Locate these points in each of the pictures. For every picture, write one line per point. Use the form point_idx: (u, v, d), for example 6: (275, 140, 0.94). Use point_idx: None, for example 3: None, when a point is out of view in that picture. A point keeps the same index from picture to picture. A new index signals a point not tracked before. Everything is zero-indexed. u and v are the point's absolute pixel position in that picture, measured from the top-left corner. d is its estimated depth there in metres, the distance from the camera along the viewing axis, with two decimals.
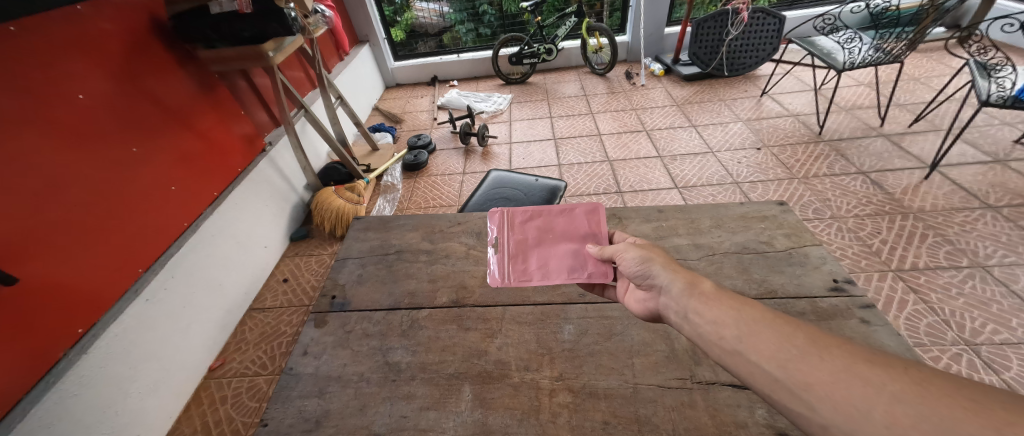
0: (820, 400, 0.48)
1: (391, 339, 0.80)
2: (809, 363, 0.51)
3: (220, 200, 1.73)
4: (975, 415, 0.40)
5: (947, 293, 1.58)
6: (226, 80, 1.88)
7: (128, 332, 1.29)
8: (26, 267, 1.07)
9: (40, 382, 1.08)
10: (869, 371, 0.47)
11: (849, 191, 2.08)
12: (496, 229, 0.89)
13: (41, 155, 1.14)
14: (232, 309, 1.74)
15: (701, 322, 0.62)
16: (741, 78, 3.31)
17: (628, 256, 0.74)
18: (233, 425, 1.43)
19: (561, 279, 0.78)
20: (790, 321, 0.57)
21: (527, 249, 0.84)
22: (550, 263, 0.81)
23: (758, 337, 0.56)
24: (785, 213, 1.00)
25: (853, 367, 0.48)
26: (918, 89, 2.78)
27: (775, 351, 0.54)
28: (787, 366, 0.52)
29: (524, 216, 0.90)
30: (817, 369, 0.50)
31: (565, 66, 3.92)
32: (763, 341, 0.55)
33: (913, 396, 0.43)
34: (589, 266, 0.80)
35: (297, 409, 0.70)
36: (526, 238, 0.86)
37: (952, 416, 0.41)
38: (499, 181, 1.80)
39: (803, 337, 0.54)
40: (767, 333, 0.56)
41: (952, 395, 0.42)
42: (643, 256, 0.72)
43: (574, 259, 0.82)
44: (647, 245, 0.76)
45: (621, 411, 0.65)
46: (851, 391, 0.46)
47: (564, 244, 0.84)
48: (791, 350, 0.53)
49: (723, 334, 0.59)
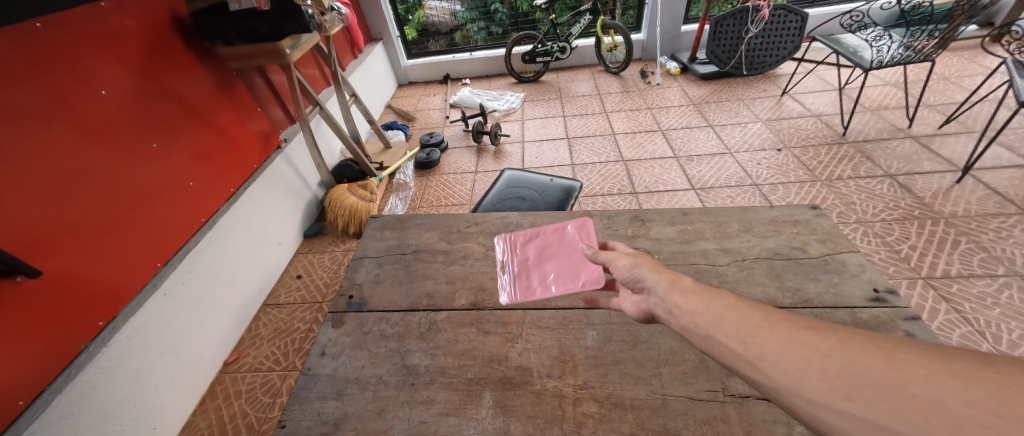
0: (772, 367, 0.45)
1: (409, 342, 0.78)
2: (766, 335, 0.48)
3: (236, 197, 1.74)
4: (888, 360, 0.40)
5: (982, 303, 1.50)
6: (244, 78, 1.89)
7: (148, 325, 1.31)
8: (50, 259, 1.09)
9: (62, 373, 1.09)
10: (806, 335, 0.46)
11: (875, 195, 2.01)
12: (503, 252, 0.94)
13: (64, 149, 1.15)
14: (247, 304, 1.75)
15: (679, 313, 0.57)
16: (760, 77, 3.22)
17: (617, 264, 0.69)
18: (248, 420, 1.44)
19: (555, 291, 0.78)
20: (750, 301, 0.54)
21: (528, 268, 0.87)
22: (551, 276, 0.81)
23: (721, 316, 0.53)
24: (819, 217, 0.96)
25: (804, 337, 0.46)
26: (949, 89, 2.67)
27: (734, 327, 0.51)
28: (744, 340, 0.49)
29: (525, 239, 0.94)
30: (773, 340, 0.47)
31: (579, 64, 3.87)
32: (727, 319, 0.52)
33: (838, 348, 0.43)
34: (586, 272, 0.78)
35: (315, 410, 0.69)
36: (528, 259, 0.89)
37: (866, 362, 0.41)
38: (513, 180, 1.78)
39: (761, 312, 0.51)
40: (729, 312, 0.53)
41: (867, 345, 0.42)
42: (632, 263, 0.67)
43: (572, 268, 0.81)
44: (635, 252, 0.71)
45: (650, 423, 0.62)
46: (791, 354, 0.45)
47: (560, 259, 0.85)
48: (748, 325, 0.50)
49: (696, 320, 0.55)
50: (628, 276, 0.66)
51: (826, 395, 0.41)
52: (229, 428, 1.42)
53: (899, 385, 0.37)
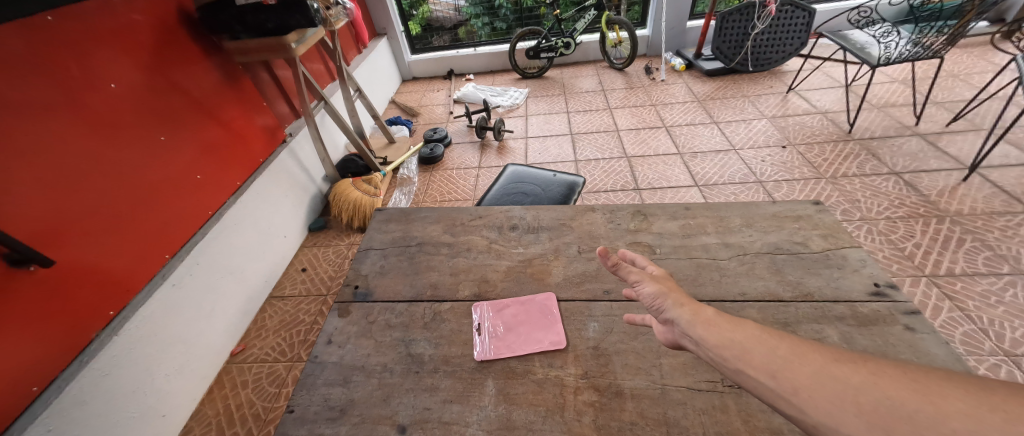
0: (807, 404, 0.46)
1: (414, 331, 0.80)
2: (795, 369, 0.48)
3: (242, 190, 1.76)
4: (922, 394, 0.40)
5: (986, 301, 1.50)
6: (250, 72, 1.91)
7: (157, 315, 1.33)
8: (62, 249, 1.11)
9: (75, 361, 1.11)
10: (835, 368, 0.47)
11: (880, 193, 2.00)
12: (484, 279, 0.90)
13: (75, 141, 1.17)
14: (253, 296, 1.78)
15: (706, 347, 0.57)
16: (766, 74, 3.20)
17: (643, 290, 0.66)
18: (254, 409, 1.46)
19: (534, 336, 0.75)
20: (775, 332, 0.55)
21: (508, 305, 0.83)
22: (518, 327, 0.78)
23: (747, 348, 0.53)
24: (821, 213, 0.96)
25: (836, 370, 0.46)
26: (958, 86, 2.65)
27: (763, 360, 0.51)
28: (776, 374, 0.50)
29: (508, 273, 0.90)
30: (804, 373, 0.48)
31: (583, 60, 3.86)
32: (755, 352, 0.52)
33: (870, 382, 0.43)
34: (551, 333, 0.76)
35: (322, 396, 0.71)
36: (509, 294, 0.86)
37: (895, 395, 0.41)
38: (517, 176, 1.79)
39: (787, 344, 0.51)
40: (756, 344, 0.53)
41: (900, 378, 0.43)
42: (658, 292, 0.66)
43: (537, 323, 0.79)
44: (662, 277, 0.70)
45: (649, 412, 0.63)
46: (825, 389, 0.45)
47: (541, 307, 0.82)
48: (777, 358, 0.50)
49: (723, 353, 0.55)
50: (654, 305, 0.64)
51: (864, 430, 0.41)
52: (236, 417, 1.45)
53: (936, 419, 0.38)
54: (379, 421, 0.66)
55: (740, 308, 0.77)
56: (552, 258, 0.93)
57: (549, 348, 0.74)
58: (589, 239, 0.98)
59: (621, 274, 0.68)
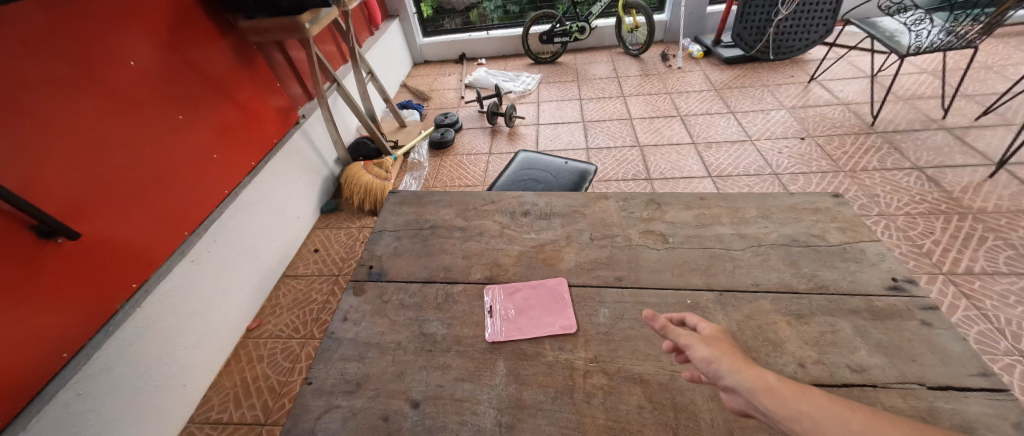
0: None
1: (427, 311, 0.81)
2: None
3: (257, 170, 1.79)
4: None
5: (1005, 300, 1.47)
6: (264, 53, 1.91)
7: (177, 289, 1.38)
8: (88, 223, 1.14)
9: (101, 331, 1.16)
10: None
11: (900, 188, 1.95)
12: (494, 264, 0.90)
13: (99, 117, 1.19)
14: (267, 274, 1.82)
15: (773, 420, 0.50)
16: (787, 63, 3.11)
17: (694, 355, 0.56)
18: (270, 382, 1.52)
19: (545, 323, 0.77)
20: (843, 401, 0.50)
21: (516, 292, 0.83)
22: (529, 310, 0.79)
23: (820, 422, 0.47)
24: (841, 205, 0.95)
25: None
26: (990, 79, 2.54)
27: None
28: None
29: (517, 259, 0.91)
30: None
31: (598, 46, 3.78)
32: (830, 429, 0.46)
33: None
34: (562, 317, 0.77)
35: (338, 370, 0.73)
36: (518, 281, 0.86)
37: None
38: (528, 162, 1.78)
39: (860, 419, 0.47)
40: (827, 416, 0.48)
41: None
42: (712, 356, 0.56)
43: (549, 307, 0.80)
44: (716, 337, 0.59)
45: (658, 397, 0.64)
46: None
47: (549, 294, 0.83)
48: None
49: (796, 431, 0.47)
50: (709, 372, 0.54)
51: None
52: (252, 389, 1.50)
53: None
54: (393, 396, 0.68)
55: (753, 299, 0.77)
56: (564, 244, 0.94)
57: (560, 332, 0.75)
58: (601, 226, 0.98)
59: (670, 337, 0.59)
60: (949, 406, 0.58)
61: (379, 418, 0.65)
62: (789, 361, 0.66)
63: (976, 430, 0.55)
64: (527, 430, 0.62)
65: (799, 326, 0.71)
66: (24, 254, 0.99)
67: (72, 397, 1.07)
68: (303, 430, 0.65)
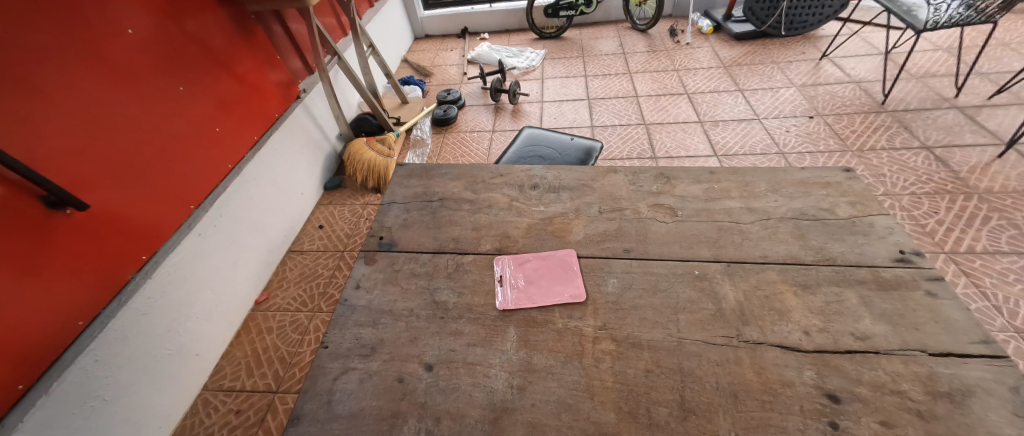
0: None
1: (437, 280, 0.83)
2: None
3: (260, 145, 1.78)
4: None
5: (1004, 279, 1.48)
6: (262, 23, 1.86)
7: (185, 262, 1.40)
8: (96, 194, 1.14)
9: (114, 300, 1.18)
10: None
11: (907, 167, 1.94)
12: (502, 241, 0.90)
13: (99, 86, 1.17)
14: (274, 249, 1.85)
15: None
16: (799, 38, 3.02)
17: None
18: (280, 353, 1.56)
19: (545, 302, 0.76)
20: None
21: (524, 271, 0.83)
22: (539, 280, 0.81)
23: None
24: (851, 180, 0.95)
25: None
26: (1007, 56, 2.48)
27: None
28: None
29: (525, 236, 0.91)
30: None
31: (604, 21, 3.68)
32: None
33: None
34: (572, 287, 0.79)
35: (353, 335, 0.75)
36: (528, 260, 0.85)
37: None
38: (533, 139, 1.77)
39: None
40: None
41: None
42: None
43: (558, 277, 0.81)
44: None
45: (665, 361, 0.66)
46: None
47: (557, 276, 0.81)
48: None
49: None
50: None
51: None
52: (263, 359, 1.54)
53: None
54: (408, 360, 0.70)
55: (761, 269, 0.78)
56: (573, 217, 0.94)
57: (568, 301, 0.76)
58: (610, 200, 0.98)
59: None
60: (949, 372, 0.60)
61: (394, 380, 0.67)
62: (794, 329, 0.68)
63: (975, 393, 0.57)
64: (537, 391, 0.64)
65: (805, 296, 0.72)
66: (33, 224, 1.00)
67: (90, 363, 1.11)
68: (321, 390, 0.68)
